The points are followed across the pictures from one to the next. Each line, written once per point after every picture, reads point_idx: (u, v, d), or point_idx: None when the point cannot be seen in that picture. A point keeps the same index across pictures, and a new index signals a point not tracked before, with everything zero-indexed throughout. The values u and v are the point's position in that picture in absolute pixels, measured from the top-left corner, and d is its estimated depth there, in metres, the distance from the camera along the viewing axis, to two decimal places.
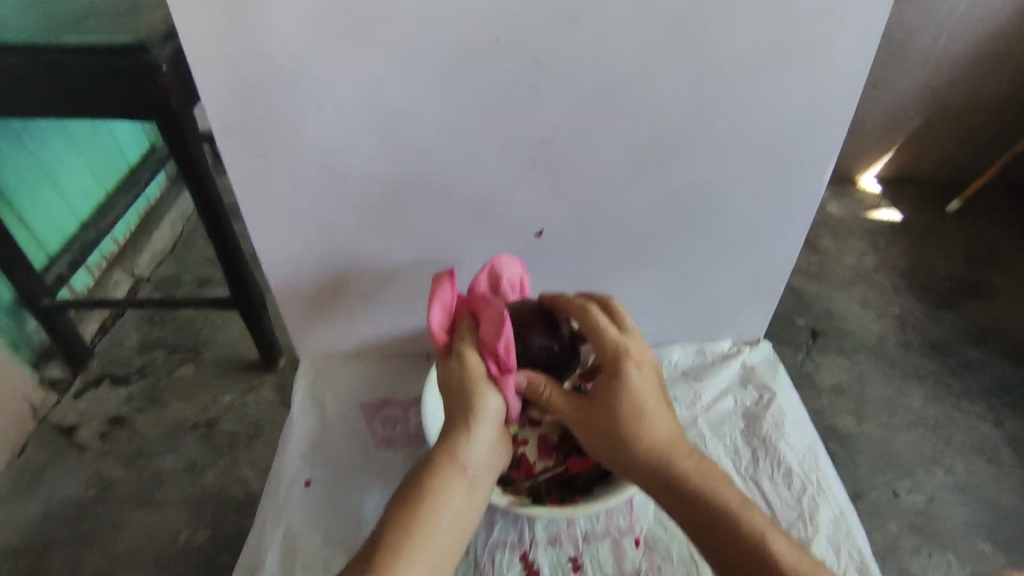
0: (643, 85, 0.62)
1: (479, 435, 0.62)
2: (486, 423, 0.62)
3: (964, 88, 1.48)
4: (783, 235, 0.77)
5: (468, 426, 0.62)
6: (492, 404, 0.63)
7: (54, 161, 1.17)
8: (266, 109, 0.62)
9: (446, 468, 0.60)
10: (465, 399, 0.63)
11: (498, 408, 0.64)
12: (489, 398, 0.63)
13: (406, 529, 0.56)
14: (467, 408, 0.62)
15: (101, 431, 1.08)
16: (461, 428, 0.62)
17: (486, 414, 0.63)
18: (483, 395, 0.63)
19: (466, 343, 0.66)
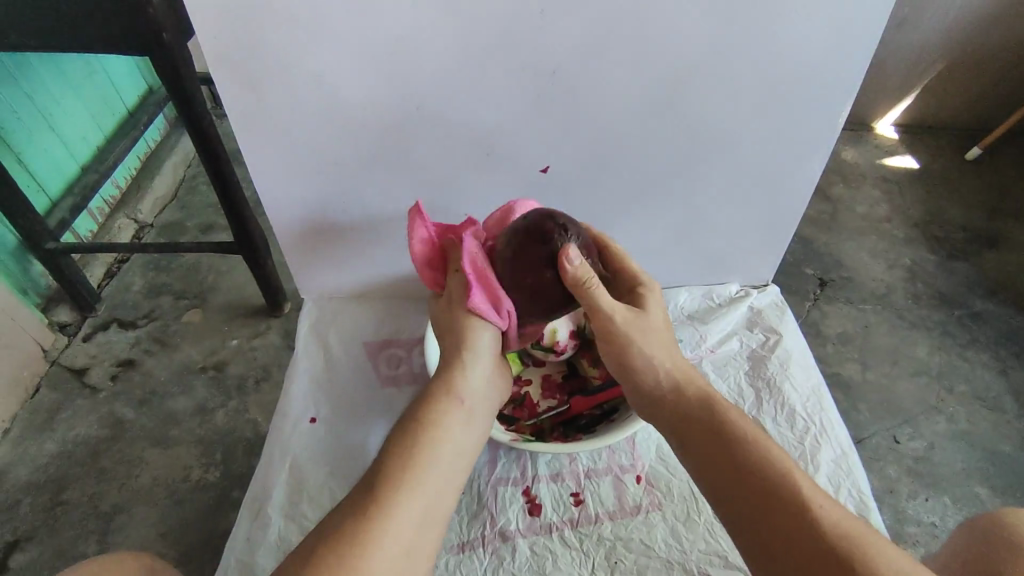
0: (656, 13, 0.59)
1: (476, 368, 0.64)
2: (480, 356, 0.64)
3: (993, 27, 1.41)
4: (797, 174, 0.75)
5: (462, 363, 0.63)
6: (485, 339, 0.64)
7: (49, 102, 1.14)
8: (261, 38, 0.59)
9: (440, 402, 0.60)
10: (458, 335, 0.64)
11: (491, 342, 0.65)
12: (480, 331, 0.64)
13: (408, 455, 0.56)
14: (460, 345, 0.64)
15: (112, 373, 1.09)
16: (456, 364, 0.63)
17: (478, 350, 0.64)
18: (474, 329, 0.64)
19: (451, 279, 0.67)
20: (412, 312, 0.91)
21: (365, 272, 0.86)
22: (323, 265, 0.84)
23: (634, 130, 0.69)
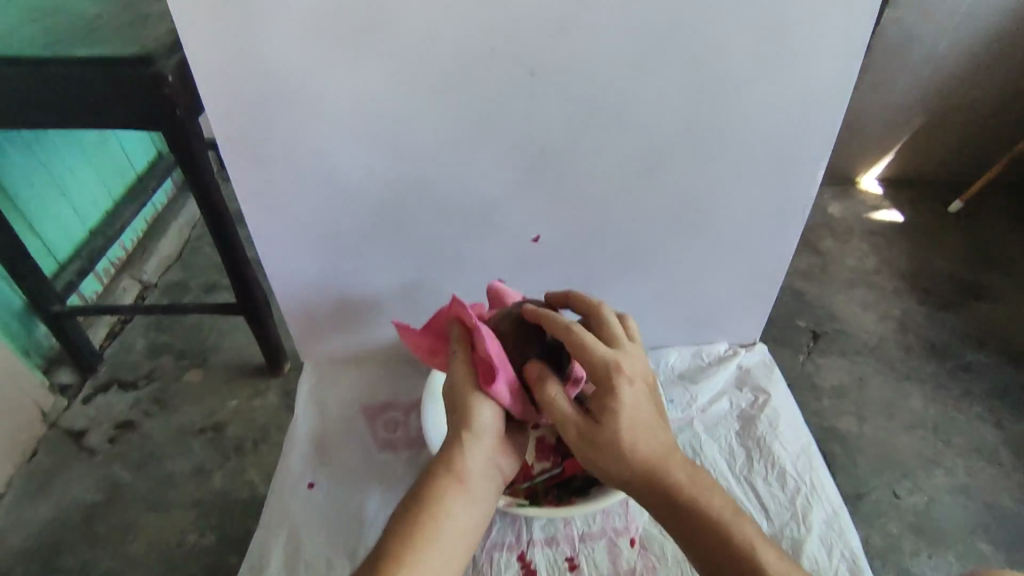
0: (635, 94, 0.63)
1: (475, 449, 0.63)
2: (481, 436, 0.63)
3: (964, 88, 1.48)
4: (777, 237, 0.78)
5: (461, 444, 0.63)
6: (487, 417, 0.64)
7: (63, 171, 1.19)
8: (267, 120, 0.64)
9: (439, 484, 0.61)
10: (458, 416, 0.64)
11: (494, 421, 0.64)
12: (483, 410, 0.64)
13: (409, 540, 0.57)
14: (461, 425, 0.63)
15: (110, 435, 1.10)
16: (456, 445, 0.63)
17: (481, 430, 0.63)
18: (478, 408, 0.64)
19: (459, 360, 0.66)
20: (410, 372, 0.93)
21: (364, 336, 0.88)
22: (322, 328, 0.87)
23: (621, 199, 0.73)
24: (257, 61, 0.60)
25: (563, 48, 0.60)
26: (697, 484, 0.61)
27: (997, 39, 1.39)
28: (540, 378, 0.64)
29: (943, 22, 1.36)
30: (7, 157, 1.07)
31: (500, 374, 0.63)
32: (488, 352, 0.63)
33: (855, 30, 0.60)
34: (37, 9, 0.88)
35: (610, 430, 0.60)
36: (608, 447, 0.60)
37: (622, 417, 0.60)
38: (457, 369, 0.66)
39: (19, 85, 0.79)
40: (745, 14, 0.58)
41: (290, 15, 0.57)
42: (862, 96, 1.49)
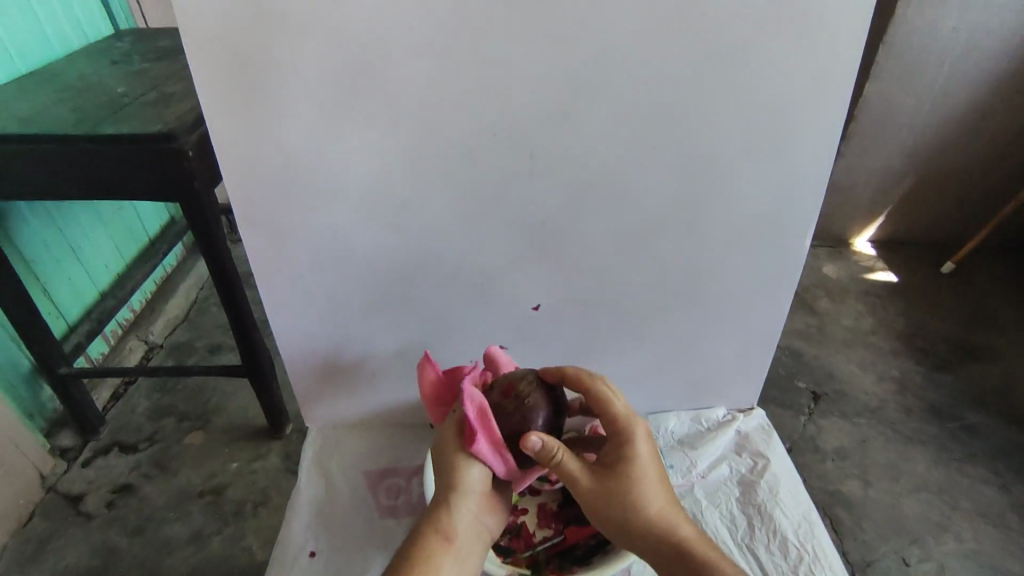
0: (628, 172, 0.67)
1: (463, 508, 0.64)
2: (468, 496, 0.64)
3: (947, 156, 1.54)
4: (769, 305, 0.81)
5: (449, 504, 0.63)
6: (475, 476, 0.64)
7: (80, 235, 1.21)
8: (284, 198, 0.68)
9: (428, 542, 0.62)
10: (447, 476, 0.64)
11: (480, 479, 0.65)
12: (471, 470, 0.64)
13: None
14: (447, 485, 0.64)
15: (108, 499, 1.09)
16: (443, 504, 0.64)
17: (466, 489, 0.64)
18: (465, 468, 0.64)
19: (451, 420, 0.67)
20: (413, 436, 0.94)
21: (367, 401, 0.90)
22: (325, 392, 0.88)
23: (617, 267, 0.76)
24: (276, 144, 0.64)
25: (561, 133, 0.64)
26: (706, 543, 0.65)
27: (975, 111, 1.46)
28: (539, 448, 0.62)
29: (923, 95, 1.43)
30: (29, 228, 1.09)
31: (479, 434, 0.63)
32: (468, 412, 0.63)
33: (830, 117, 0.65)
34: (67, 89, 0.94)
35: (629, 482, 0.64)
36: (625, 500, 0.64)
37: (639, 469, 0.64)
38: (447, 429, 0.67)
39: (45, 160, 0.82)
40: (728, 101, 0.63)
41: (307, 105, 0.61)
42: (850, 163, 1.55)
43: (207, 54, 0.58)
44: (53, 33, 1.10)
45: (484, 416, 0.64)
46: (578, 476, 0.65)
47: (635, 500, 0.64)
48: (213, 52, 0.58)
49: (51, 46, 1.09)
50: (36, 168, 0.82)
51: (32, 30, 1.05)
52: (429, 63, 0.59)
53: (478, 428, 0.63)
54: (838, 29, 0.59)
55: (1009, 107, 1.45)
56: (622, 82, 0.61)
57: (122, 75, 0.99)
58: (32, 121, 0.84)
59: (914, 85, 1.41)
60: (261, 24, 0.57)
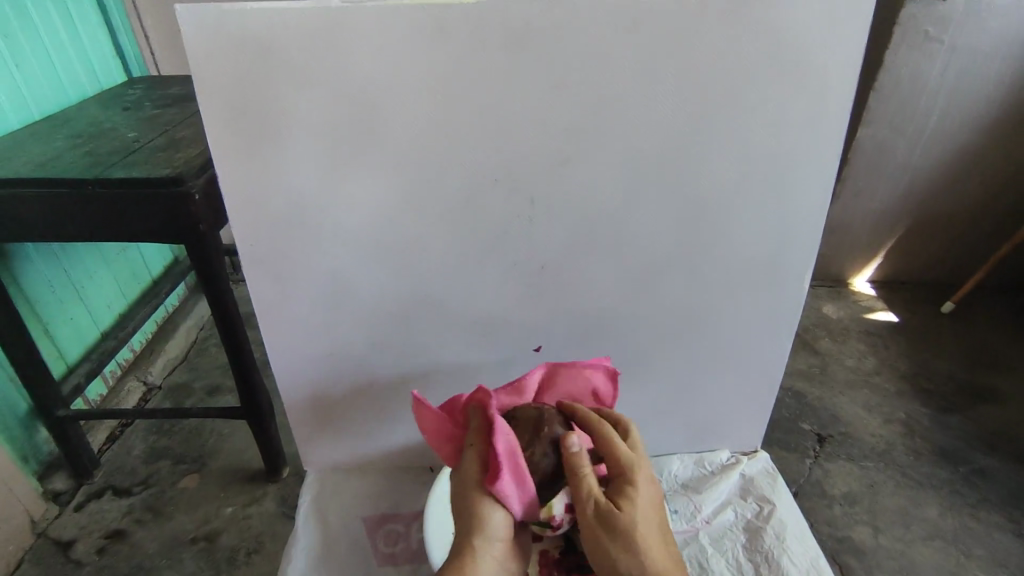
0: (627, 216, 0.69)
1: (487, 554, 0.59)
2: (492, 540, 0.60)
3: (942, 199, 1.57)
4: (770, 347, 0.81)
5: (474, 549, 0.59)
6: (498, 519, 0.61)
7: (84, 276, 1.22)
8: (289, 241, 0.69)
9: None
10: (471, 515, 0.60)
11: (504, 524, 0.61)
12: (493, 513, 0.60)
13: None
14: (471, 531, 0.60)
15: (99, 545, 1.06)
16: (467, 554, 0.59)
17: (492, 536, 0.60)
18: (488, 510, 0.60)
19: (472, 454, 0.64)
20: (413, 481, 0.93)
21: (365, 443, 0.89)
22: (324, 433, 0.87)
23: (619, 309, 0.76)
24: (283, 190, 0.65)
25: (561, 178, 0.66)
26: None
27: (967, 155, 1.49)
28: (577, 450, 0.61)
29: (915, 139, 1.46)
30: (33, 266, 1.10)
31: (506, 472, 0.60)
32: (500, 444, 0.61)
33: (823, 163, 0.67)
34: (80, 135, 0.96)
35: (633, 515, 0.58)
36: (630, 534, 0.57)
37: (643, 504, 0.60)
38: (468, 464, 0.64)
39: (53, 203, 0.83)
40: (724, 148, 0.65)
41: (313, 152, 0.63)
42: (846, 205, 1.57)
43: (219, 102, 0.60)
44: (69, 81, 1.13)
45: (514, 454, 0.62)
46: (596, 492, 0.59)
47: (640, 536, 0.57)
48: (225, 100, 0.60)
49: (67, 93, 1.12)
50: (44, 210, 0.83)
51: (48, 77, 1.08)
52: (435, 111, 0.61)
53: (509, 462, 0.61)
54: (828, 79, 0.62)
55: (999, 151, 1.48)
56: (621, 129, 0.63)
57: (134, 121, 1.02)
58: (44, 165, 0.86)
59: (906, 129, 1.45)
60: (273, 74, 0.59)
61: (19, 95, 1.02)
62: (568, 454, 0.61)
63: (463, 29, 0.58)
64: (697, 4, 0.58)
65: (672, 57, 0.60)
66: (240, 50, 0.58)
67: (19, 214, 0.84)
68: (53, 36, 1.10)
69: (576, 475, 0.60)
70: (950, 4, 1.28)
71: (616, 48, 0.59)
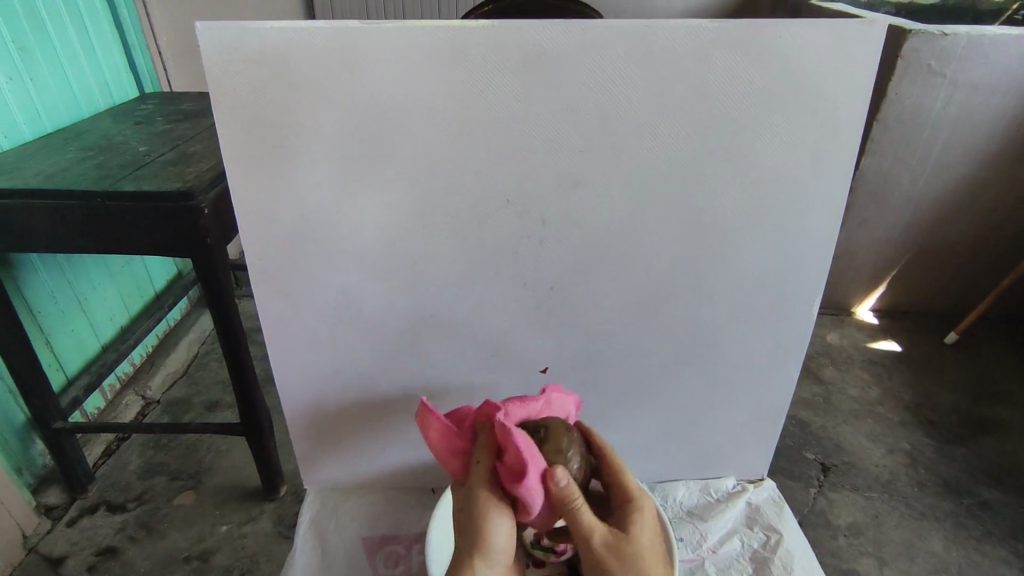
0: (635, 239, 0.69)
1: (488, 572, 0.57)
2: (494, 558, 0.57)
3: (945, 229, 1.57)
4: (776, 373, 0.80)
5: (474, 566, 0.56)
6: (504, 532, 0.58)
7: (87, 288, 1.22)
8: (296, 256, 0.69)
9: None
10: (473, 531, 0.57)
11: (510, 536, 0.59)
12: (501, 526, 0.58)
13: None
14: (477, 544, 0.57)
15: (90, 562, 1.03)
16: (472, 568, 0.56)
17: (499, 549, 0.58)
18: (497, 524, 0.58)
19: (480, 463, 0.61)
20: (413, 504, 0.91)
21: (367, 461, 0.88)
22: (324, 451, 0.87)
23: (625, 333, 0.76)
24: (293, 206, 0.65)
25: (572, 201, 0.66)
26: None
27: (970, 186, 1.50)
28: (564, 484, 0.57)
29: (918, 170, 1.47)
30: (37, 277, 1.09)
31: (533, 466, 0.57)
32: (517, 443, 0.57)
33: (832, 192, 0.67)
34: (91, 148, 0.97)
35: (637, 543, 0.58)
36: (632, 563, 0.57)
37: (646, 534, 0.59)
38: (475, 473, 0.61)
39: (63, 214, 0.83)
40: (733, 173, 0.65)
41: (324, 170, 0.63)
42: (850, 234, 1.58)
43: (236, 116, 0.61)
44: (82, 95, 1.15)
45: (534, 454, 0.58)
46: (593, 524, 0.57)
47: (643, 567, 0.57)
48: (242, 114, 0.61)
49: (79, 106, 1.14)
50: (52, 221, 0.84)
51: (62, 91, 1.09)
52: (448, 132, 0.62)
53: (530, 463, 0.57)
54: (838, 108, 0.63)
55: (1001, 183, 1.49)
56: (631, 153, 0.64)
57: (146, 135, 1.03)
58: (54, 177, 0.86)
59: (909, 160, 1.46)
60: (291, 92, 0.60)
61: (32, 107, 1.03)
62: (555, 490, 0.57)
63: (479, 52, 0.59)
64: (710, 32, 0.58)
65: (684, 83, 0.60)
66: (260, 66, 0.59)
67: (28, 224, 0.84)
68: (68, 51, 1.12)
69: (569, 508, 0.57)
70: (952, 39, 1.30)
71: (628, 73, 0.60)
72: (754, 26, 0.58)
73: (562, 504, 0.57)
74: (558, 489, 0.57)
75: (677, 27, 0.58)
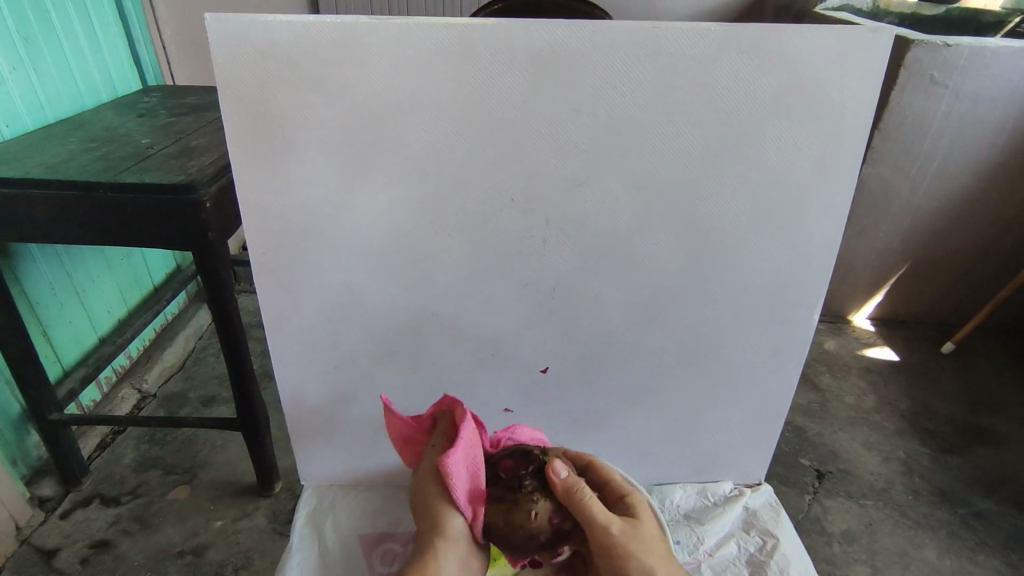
0: (639, 241, 0.69)
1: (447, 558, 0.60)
2: (452, 546, 0.61)
3: (944, 238, 1.58)
4: (775, 379, 0.81)
5: (434, 549, 0.60)
6: (459, 526, 0.61)
7: (86, 279, 1.21)
8: (298, 251, 0.69)
9: None
10: (431, 521, 0.62)
11: (466, 530, 0.61)
12: (455, 518, 0.61)
13: None
14: (431, 531, 0.61)
15: (83, 555, 1.02)
16: (430, 556, 0.60)
17: (455, 539, 0.61)
18: (449, 514, 0.61)
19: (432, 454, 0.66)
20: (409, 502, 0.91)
21: (364, 458, 0.88)
22: (322, 448, 0.87)
23: (627, 335, 0.76)
24: (298, 202, 0.65)
25: (575, 204, 0.66)
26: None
27: (970, 196, 1.51)
28: (566, 476, 0.60)
29: (918, 180, 1.48)
30: (36, 267, 1.09)
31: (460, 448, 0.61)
32: (465, 428, 0.63)
33: (836, 198, 0.67)
34: (94, 139, 0.97)
35: (643, 527, 0.63)
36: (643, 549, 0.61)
37: (647, 519, 0.65)
38: (427, 464, 0.66)
39: (64, 204, 0.83)
40: (738, 177, 0.66)
41: (329, 164, 0.63)
42: (849, 241, 1.59)
43: (242, 108, 0.61)
44: (85, 86, 1.14)
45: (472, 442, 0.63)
46: (606, 521, 0.60)
47: (650, 549, 0.62)
48: (248, 106, 0.61)
49: (82, 97, 1.13)
50: (53, 211, 0.83)
51: (65, 81, 1.09)
52: (454, 129, 0.62)
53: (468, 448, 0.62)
54: (844, 115, 0.63)
55: (1001, 194, 1.50)
56: (637, 154, 0.64)
57: (149, 128, 1.03)
58: (57, 167, 0.86)
59: (909, 170, 1.46)
60: (299, 86, 0.60)
61: (35, 98, 1.03)
62: (562, 482, 0.60)
63: (488, 50, 0.59)
64: (717, 35, 0.59)
65: (691, 86, 0.61)
66: (267, 58, 0.59)
67: (29, 214, 0.83)
68: (72, 41, 1.11)
69: (580, 500, 0.59)
70: (954, 50, 1.31)
71: (636, 76, 0.60)
72: (761, 32, 0.59)
73: (569, 502, 0.60)
74: (561, 481, 0.60)
75: (684, 30, 0.58)
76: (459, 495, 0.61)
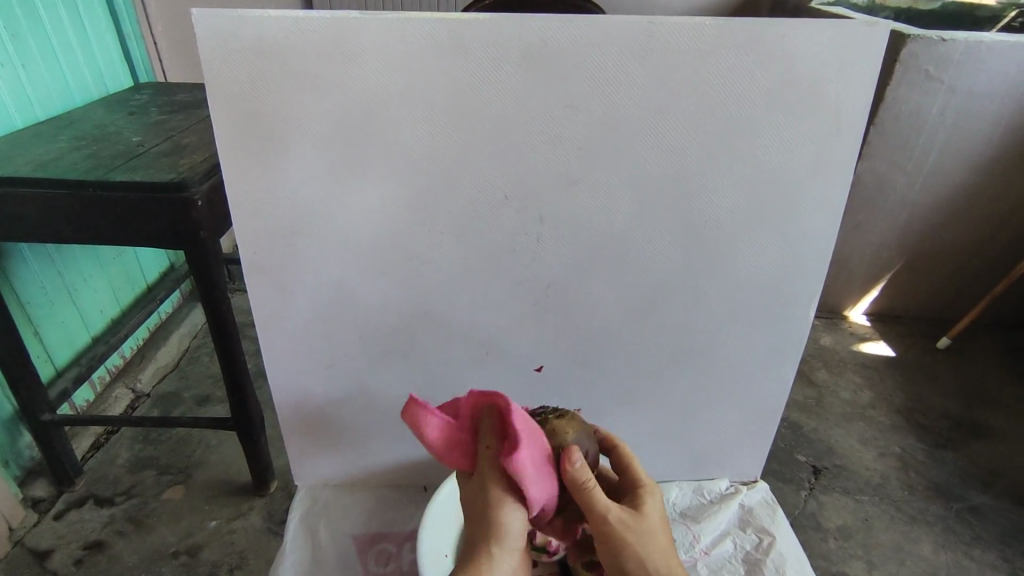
0: (634, 239, 0.68)
1: (504, 558, 0.53)
2: (510, 547, 0.53)
3: (939, 234, 1.58)
4: (770, 377, 0.81)
5: (488, 553, 0.52)
6: (516, 522, 0.54)
7: (78, 279, 1.20)
8: (291, 250, 0.68)
9: None
10: (485, 519, 0.54)
11: (523, 526, 0.55)
12: (514, 514, 0.54)
13: None
14: (489, 533, 0.54)
15: (77, 557, 1.02)
16: (485, 557, 0.52)
17: (511, 541, 0.54)
18: (505, 511, 0.54)
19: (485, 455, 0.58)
20: (405, 501, 0.91)
21: (359, 457, 0.87)
22: (316, 448, 0.86)
23: (621, 333, 0.76)
24: (289, 200, 0.65)
25: (568, 202, 0.66)
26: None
27: (965, 191, 1.50)
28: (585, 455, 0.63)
29: (914, 175, 1.48)
30: (27, 267, 1.08)
31: (525, 443, 0.55)
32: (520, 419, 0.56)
33: (833, 194, 0.67)
34: (83, 137, 0.96)
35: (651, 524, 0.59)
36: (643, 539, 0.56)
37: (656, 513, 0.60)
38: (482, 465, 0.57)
39: (54, 203, 0.82)
40: (733, 174, 0.65)
41: (320, 161, 0.62)
42: (845, 237, 1.58)
43: (231, 105, 0.60)
44: (75, 84, 1.13)
45: (530, 432, 0.57)
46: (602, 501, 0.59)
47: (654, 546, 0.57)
48: (237, 103, 0.60)
49: (73, 96, 1.12)
50: (42, 210, 0.82)
51: (56, 79, 1.08)
52: (447, 127, 0.61)
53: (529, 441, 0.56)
54: (840, 110, 0.63)
55: (996, 190, 1.50)
56: (632, 151, 0.63)
57: (140, 125, 1.02)
58: (46, 166, 0.85)
59: (905, 166, 1.46)
60: (288, 82, 0.59)
61: (24, 95, 1.01)
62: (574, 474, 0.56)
63: (480, 46, 0.58)
64: (711, 30, 0.58)
65: (685, 82, 0.60)
66: (257, 56, 0.58)
67: (19, 213, 0.82)
68: (62, 37, 1.10)
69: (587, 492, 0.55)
70: (950, 45, 1.30)
71: (630, 72, 0.60)
72: (757, 27, 0.58)
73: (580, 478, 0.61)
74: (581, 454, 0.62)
75: (680, 26, 0.58)
76: (533, 493, 0.55)
